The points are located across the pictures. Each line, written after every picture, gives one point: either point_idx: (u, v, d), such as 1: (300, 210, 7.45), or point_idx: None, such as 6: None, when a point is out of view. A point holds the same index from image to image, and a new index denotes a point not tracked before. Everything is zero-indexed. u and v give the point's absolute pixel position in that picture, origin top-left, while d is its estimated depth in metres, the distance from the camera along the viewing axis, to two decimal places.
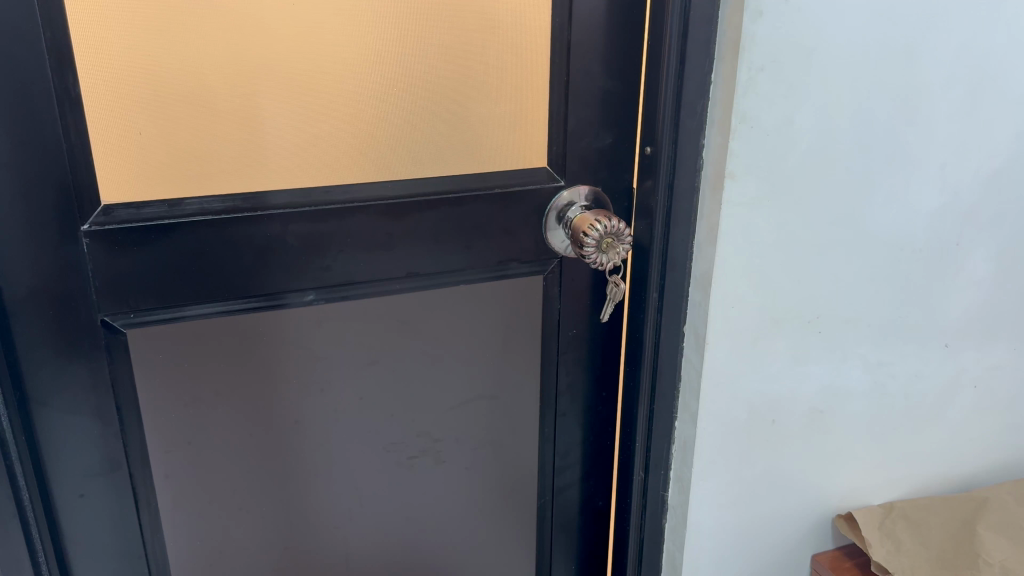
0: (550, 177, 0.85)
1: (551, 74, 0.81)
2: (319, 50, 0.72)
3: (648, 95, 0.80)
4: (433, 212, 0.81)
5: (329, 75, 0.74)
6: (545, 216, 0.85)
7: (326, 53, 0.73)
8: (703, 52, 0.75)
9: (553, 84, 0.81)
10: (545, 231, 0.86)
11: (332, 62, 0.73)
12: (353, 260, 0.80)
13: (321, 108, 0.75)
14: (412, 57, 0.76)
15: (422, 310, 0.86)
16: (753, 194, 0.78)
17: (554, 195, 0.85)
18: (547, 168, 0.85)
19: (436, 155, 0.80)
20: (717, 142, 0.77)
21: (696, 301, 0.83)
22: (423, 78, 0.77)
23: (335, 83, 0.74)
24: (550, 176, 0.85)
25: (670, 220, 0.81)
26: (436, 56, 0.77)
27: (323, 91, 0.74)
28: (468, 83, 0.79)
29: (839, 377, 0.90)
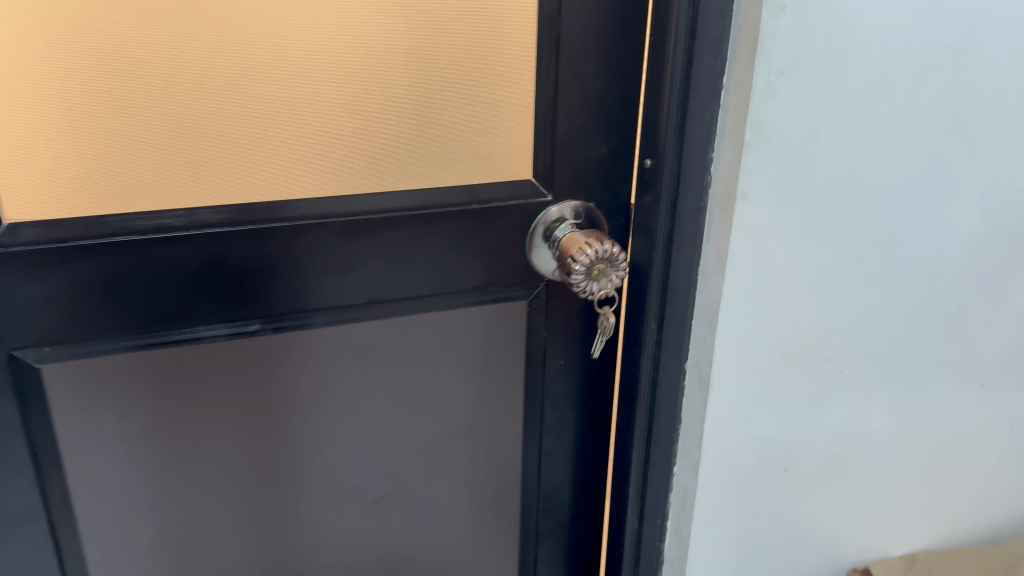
0: (535, 190, 0.74)
1: (538, 73, 0.70)
2: (259, 43, 0.62)
3: (650, 101, 0.70)
4: (400, 231, 0.71)
5: (273, 72, 0.63)
6: (530, 234, 0.75)
7: (267, 47, 0.62)
8: (714, 51, 0.64)
9: (540, 85, 0.70)
10: (530, 252, 0.75)
11: (275, 58, 0.63)
12: (307, 286, 0.70)
13: (263, 111, 0.64)
14: (371, 54, 0.65)
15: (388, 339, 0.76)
16: (769, 219, 0.67)
17: (541, 211, 0.74)
18: (534, 181, 0.74)
19: (403, 169, 0.70)
20: (728, 158, 0.66)
21: (701, 337, 0.73)
22: (386, 79, 0.66)
23: (280, 82, 0.64)
24: (536, 190, 0.74)
25: (672, 244, 0.71)
26: (400, 53, 0.66)
27: (266, 92, 0.64)
28: (439, 84, 0.68)
29: (861, 421, 0.80)
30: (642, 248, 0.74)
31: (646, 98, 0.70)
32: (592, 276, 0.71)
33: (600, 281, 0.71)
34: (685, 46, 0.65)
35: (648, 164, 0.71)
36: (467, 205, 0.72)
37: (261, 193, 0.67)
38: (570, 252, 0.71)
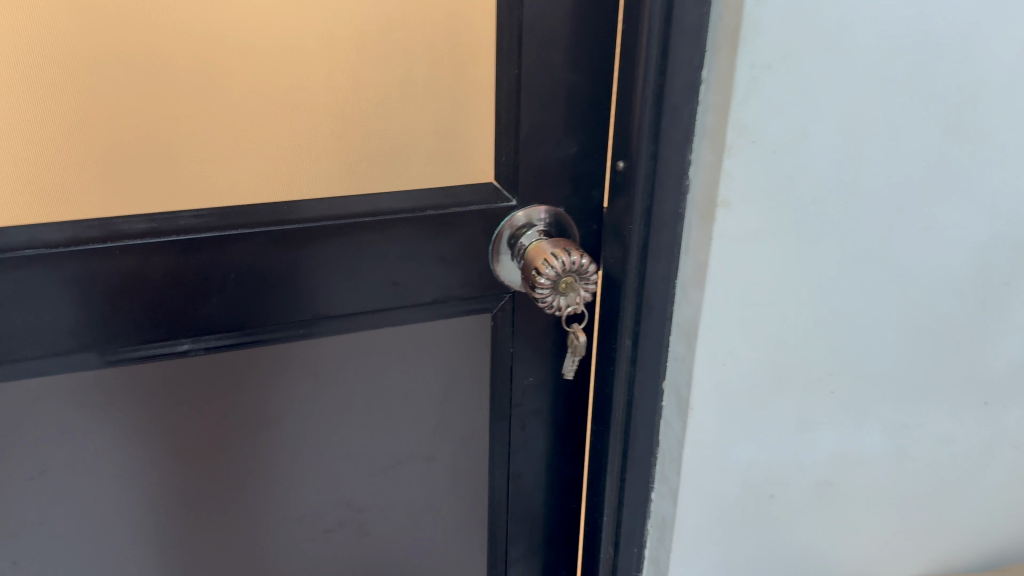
0: (497, 194, 0.68)
1: (499, 66, 0.63)
2: (181, 37, 0.55)
3: (623, 96, 0.63)
4: (347, 240, 0.64)
5: (199, 69, 0.56)
6: (494, 241, 0.68)
7: (191, 40, 0.55)
8: (693, 41, 0.57)
9: (501, 79, 0.64)
10: (493, 260, 0.69)
11: (201, 53, 0.55)
12: (242, 301, 0.64)
13: (189, 112, 0.57)
14: (310, 49, 0.58)
15: (336, 357, 0.69)
16: (753, 228, 0.61)
17: (506, 216, 0.68)
18: (496, 184, 0.67)
19: (357, 175, 0.63)
20: (707, 161, 0.60)
21: (679, 356, 0.66)
22: (328, 76, 0.59)
23: (207, 80, 0.56)
24: (499, 194, 0.68)
25: (647, 254, 0.64)
26: (343, 47, 0.59)
27: (191, 91, 0.56)
28: (389, 81, 0.61)
29: (854, 444, 0.74)
30: (616, 257, 0.67)
31: (619, 93, 0.64)
32: (557, 290, 0.64)
33: (566, 296, 0.64)
34: (660, 35, 0.58)
35: (622, 166, 0.64)
36: (423, 211, 0.65)
37: (190, 200, 0.60)
38: (533, 263, 0.65)
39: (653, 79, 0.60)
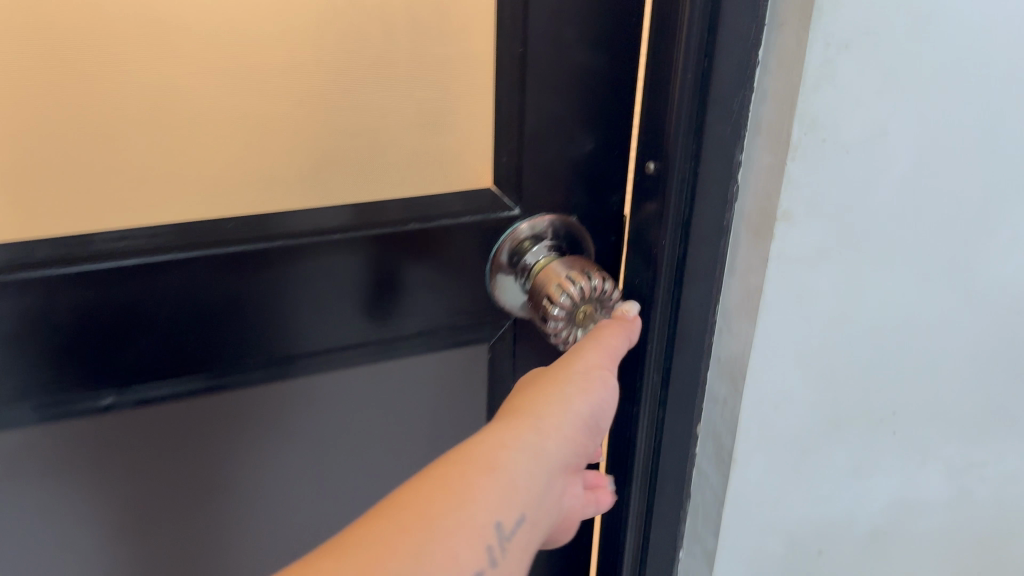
0: (496, 203, 0.55)
1: (498, 45, 0.51)
2: (89, 10, 0.42)
3: (652, 82, 0.51)
4: (312, 262, 0.52)
5: (115, 51, 0.43)
6: (494, 258, 0.56)
7: (101, 14, 0.42)
8: (747, 11, 0.45)
9: (501, 60, 0.51)
10: (490, 281, 0.57)
11: (117, 31, 0.43)
12: (182, 341, 0.51)
13: (107, 107, 0.44)
14: (260, 23, 0.45)
15: (300, 400, 0.57)
16: (817, 247, 0.49)
17: (510, 230, 0.56)
18: (494, 190, 0.55)
19: (321, 184, 0.51)
20: (766, 164, 0.47)
21: (721, 398, 0.54)
22: (283, 59, 0.46)
23: (126, 66, 0.44)
24: (499, 202, 0.55)
25: (681, 276, 0.52)
26: (304, 22, 0.46)
27: (107, 80, 0.44)
28: (362, 65, 0.48)
29: (914, 489, 0.63)
30: (639, 278, 0.55)
31: (647, 77, 0.52)
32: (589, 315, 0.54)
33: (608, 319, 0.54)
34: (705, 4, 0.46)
35: (650, 168, 0.52)
36: (405, 225, 0.53)
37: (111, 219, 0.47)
38: (546, 291, 0.53)
39: (693, 60, 0.47)
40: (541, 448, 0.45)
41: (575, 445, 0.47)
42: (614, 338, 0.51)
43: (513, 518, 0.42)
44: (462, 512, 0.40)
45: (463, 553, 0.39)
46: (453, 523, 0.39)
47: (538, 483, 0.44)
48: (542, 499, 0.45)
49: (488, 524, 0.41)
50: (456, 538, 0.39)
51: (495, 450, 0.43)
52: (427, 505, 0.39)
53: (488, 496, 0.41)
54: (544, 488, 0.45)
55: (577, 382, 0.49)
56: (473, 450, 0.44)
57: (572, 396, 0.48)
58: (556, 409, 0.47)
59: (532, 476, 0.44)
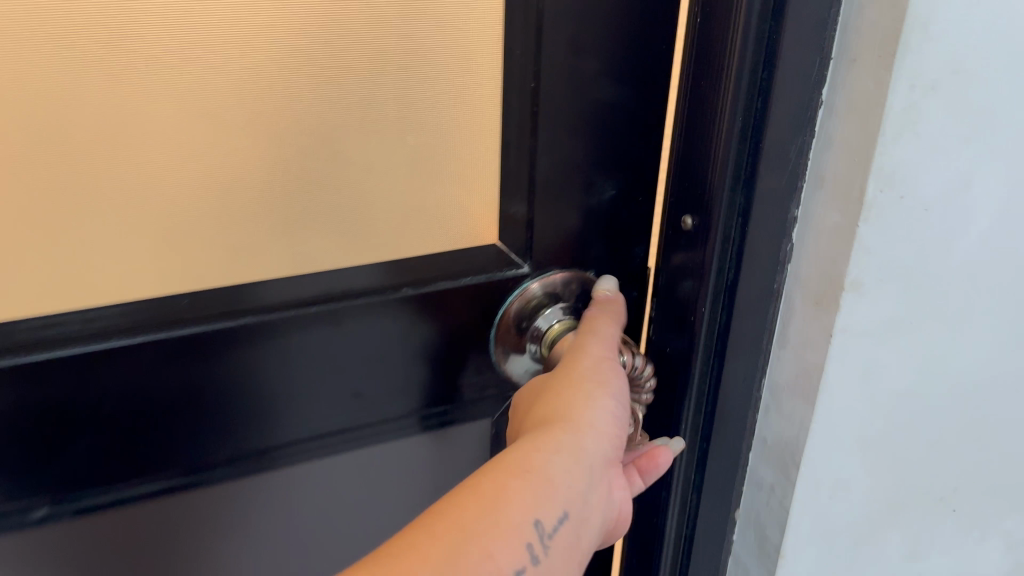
0: (501, 260, 0.49)
1: (506, 78, 0.44)
2: (20, 46, 0.34)
3: (689, 124, 0.43)
4: (288, 337, 0.46)
5: (56, 96, 0.36)
6: (503, 320, 0.50)
7: (34, 51, 0.35)
8: (808, 51, 0.39)
9: (510, 95, 0.44)
10: (496, 343, 0.51)
11: (57, 72, 0.35)
12: (127, 435, 0.45)
13: (37, 173, 0.37)
14: (226, 59, 0.38)
15: (268, 482, 0.51)
16: (887, 320, 0.41)
17: (522, 290, 0.50)
18: (501, 246, 0.49)
19: (298, 249, 0.44)
20: (830, 225, 0.40)
21: (768, 485, 0.47)
22: (254, 101, 0.39)
23: (68, 114, 0.36)
24: (507, 259, 0.49)
25: (722, 349, 0.44)
26: (276, 59, 0.38)
27: (46, 130, 0.36)
28: (347, 104, 0.41)
29: (967, 566, 0.56)
30: (671, 347, 0.47)
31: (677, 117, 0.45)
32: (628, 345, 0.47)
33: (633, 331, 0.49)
34: (760, 40, 0.39)
35: (689, 224, 0.44)
36: (398, 291, 0.47)
37: (51, 290, 0.40)
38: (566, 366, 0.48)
39: (745, 103, 0.40)
40: (580, 450, 0.40)
41: (618, 441, 0.42)
42: (606, 325, 0.47)
43: (554, 517, 0.38)
44: (497, 513, 0.36)
45: (500, 554, 0.35)
46: (488, 526, 0.36)
47: (580, 485, 0.40)
48: (587, 495, 0.40)
49: (525, 523, 0.37)
50: (492, 538, 0.35)
51: (530, 454, 0.39)
52: (456, 513, 0.35)
53: (522, 496, 0.37)
54: (587, 488, 0.40)
55: (594, 375, 0.43)
56: (505, 456, 0.39)
57: (595, 394, 0.42)
58: (587, 407, 0.42)
59: (571, 476, 0.39)
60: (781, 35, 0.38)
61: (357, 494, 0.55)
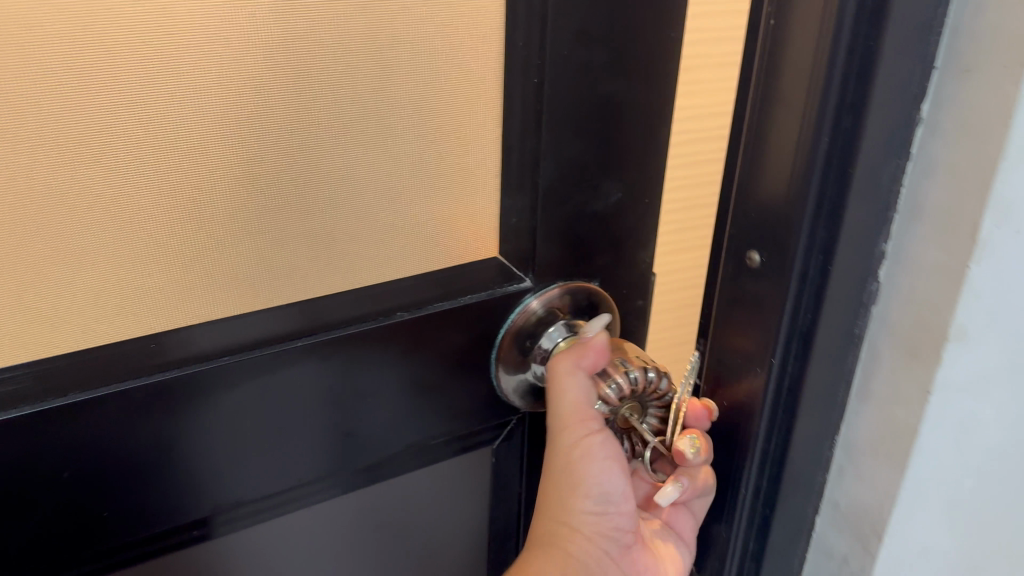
0: (502, 274, 0.45)
1: (508, 70, 0.40)
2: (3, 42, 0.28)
3: (756, 144, 0.39)
4: (275, 379, 0.40)
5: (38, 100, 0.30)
6: (506, 342, 0.46)
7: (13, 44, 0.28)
8: (910, 65, 0.34)
9: (513, 87, 0.41)
10: (500, 370, 0.47)
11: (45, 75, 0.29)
12: (101, 499, 0.38)
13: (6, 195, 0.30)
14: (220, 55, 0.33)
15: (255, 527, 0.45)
16: (994, 375, 0.36)
17: (524, 309, 0.46)
18: (502, 260, 0.46)
19: (298, 272, 0.40)
20: (928, 262, 0.35)
21: (840, 553, 0.41)
22: (243, 108, 0.34)
23: (51, 118, 0.30)
24: (509, 274, 0.45)
25: (793, 402, 0.39)
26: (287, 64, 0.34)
27: (30, 146, 0.30)
28: (337, 108, 0.37)
29: None
30: (729, 401, 0.42)
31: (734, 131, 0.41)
32: (606, 376, 0.46)
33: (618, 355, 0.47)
34: (853, 54, 0.34)
35: (755, 261, 0.39)
36: (394, 315, 0.42)
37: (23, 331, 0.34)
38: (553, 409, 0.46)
39: (832, 123, 0.35)
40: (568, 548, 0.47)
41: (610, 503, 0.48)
42: (576, 387, 0.45)
43: None
44: None
45: None
46: None
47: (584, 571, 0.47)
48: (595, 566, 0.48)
49: None
50: None
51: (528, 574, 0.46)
52: None
53: None
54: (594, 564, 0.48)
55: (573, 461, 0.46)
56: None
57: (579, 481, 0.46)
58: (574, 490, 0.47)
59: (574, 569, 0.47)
60: (880, 40, 0.34)
61: (342, 524, 0.50)
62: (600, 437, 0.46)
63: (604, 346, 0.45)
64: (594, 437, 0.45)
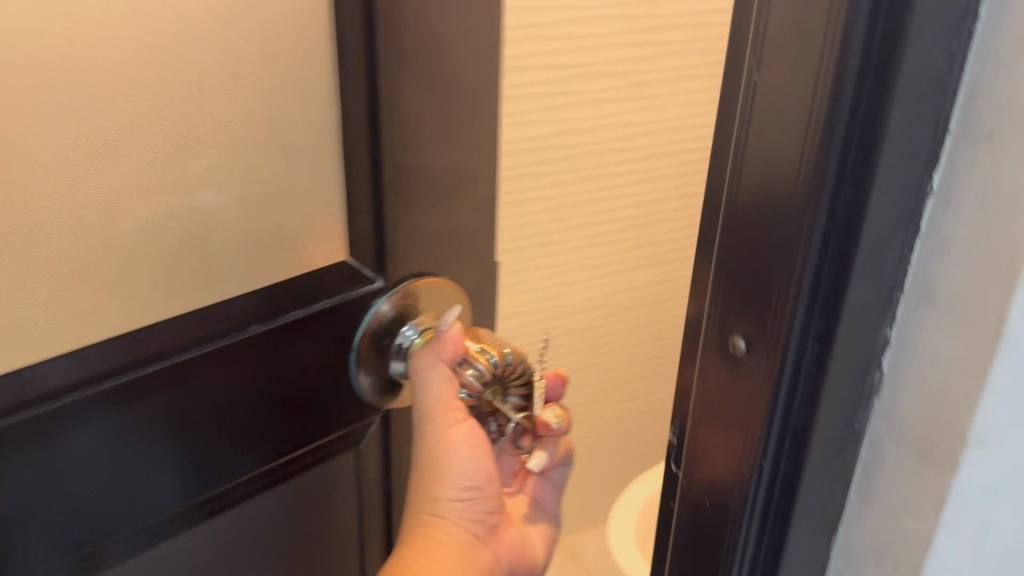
0: (351, 275, 0.54)
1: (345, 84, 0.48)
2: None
3: (737, 211, 0.34)
4: (168, 394, 0.47)
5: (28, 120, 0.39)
6: (368, 335, 0.54)
7: None
8: (923, 125, 0.29)
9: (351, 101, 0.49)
10: (359, 362, 0.55)
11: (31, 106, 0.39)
12: None
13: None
14: (139, 67, 0.41)
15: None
16: (1013, 471, 0.32)
17: (376, 305, 0.53)
18: (351, 263, 0.54)
19: (166, 287, 0.48)
20: (943, 356, 0.30)
21: None
22: (146, 148, 0.43)
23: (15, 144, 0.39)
24: (356, 277, 0.54)
25: (785, 507, 0.34)
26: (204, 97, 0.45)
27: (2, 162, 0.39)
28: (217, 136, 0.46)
29: None
30: (712, 499, 0.37)
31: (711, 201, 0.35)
32: (470, 364, 0.54)
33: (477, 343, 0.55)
34: (857, 111, 0.29)
35: (740, 347, 0.34)
36: (247, 329, 0.50)
37: None
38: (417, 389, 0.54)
39: (832, 192, 0.30)
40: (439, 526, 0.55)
41: (472, 486, 0.56)
42: (436, 374, 0.53)
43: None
44: None
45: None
46: None
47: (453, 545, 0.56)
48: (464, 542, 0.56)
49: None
50: None
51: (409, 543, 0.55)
52: None
53: None
54: (461, 542, 0.56)
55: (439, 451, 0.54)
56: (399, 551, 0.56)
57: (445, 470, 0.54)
58: (445, 480, 0.55)
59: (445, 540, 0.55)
60: (884, 110, 0.28)
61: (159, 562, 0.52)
62: (463, 427, 0.54)
63: (457, 338, 0.54)
64: (457, 428, 0.54)
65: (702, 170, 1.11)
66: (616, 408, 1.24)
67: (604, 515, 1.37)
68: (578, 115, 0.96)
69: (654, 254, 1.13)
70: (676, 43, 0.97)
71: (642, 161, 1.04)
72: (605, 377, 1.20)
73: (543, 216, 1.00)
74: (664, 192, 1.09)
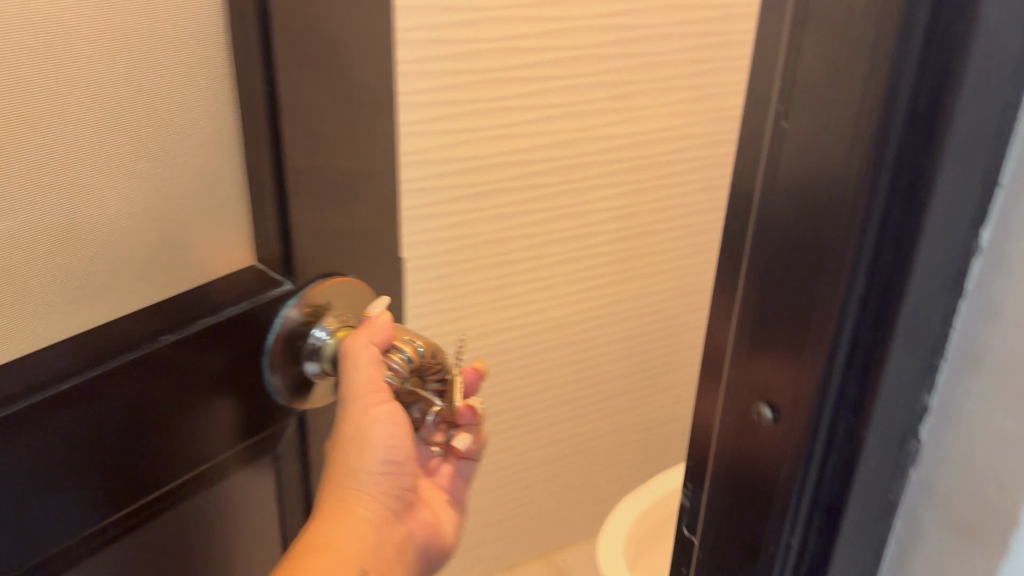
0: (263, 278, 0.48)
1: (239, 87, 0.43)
2: None
3: (764, 268, 0.31)
4: (77, 414, 0.40)
5: None
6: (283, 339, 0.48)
7: None
8: (975, 182, 0.26)
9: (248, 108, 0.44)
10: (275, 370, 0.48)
11: None
12: None
13: None
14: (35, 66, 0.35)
15: None
16: None
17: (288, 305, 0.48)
18: (260, 267, 0.48)
19: (65, 307, 0.41)
20: (994, 436, 0.27)
21: None
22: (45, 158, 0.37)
23: None
24: (267, 278, 0.48)
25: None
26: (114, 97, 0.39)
27: None
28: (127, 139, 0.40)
29: None
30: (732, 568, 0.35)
31: (741, 239, 0.33)
32: (392, 353, 0.50)
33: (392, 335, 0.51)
34: (906, 159, 0.26)
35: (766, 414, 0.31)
36: (159, 338, 0.43)
37: None
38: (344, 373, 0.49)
39: (869, 256, 0.27)
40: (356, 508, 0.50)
41: (392, 467, 0.52)
42: (365, 357, 0.49)
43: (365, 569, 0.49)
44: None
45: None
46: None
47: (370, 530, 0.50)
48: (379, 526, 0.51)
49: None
50: None
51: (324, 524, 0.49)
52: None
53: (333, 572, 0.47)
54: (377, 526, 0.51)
55: (364, 426, 0.50)
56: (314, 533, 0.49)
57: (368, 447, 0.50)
58: (367, 457, 0.50)
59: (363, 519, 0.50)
60: (931, 169, 0.25)
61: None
62: (387, 408, 0.50)
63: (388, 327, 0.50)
64: (382, 406, 0.50)
65: (689, 187, 1.08)
66: (599, 422, 1.21)
67: (594, 529, 1.34)
68: (537, 142, 0.91)
69: (635, 267, 1.10)
70: (653, 55, 0.94)
71: (623, 180, 1.01)
72: (585, 394, 1.16)
73: (516, 232, 0.96)
74: (644, 206, 1.05)
